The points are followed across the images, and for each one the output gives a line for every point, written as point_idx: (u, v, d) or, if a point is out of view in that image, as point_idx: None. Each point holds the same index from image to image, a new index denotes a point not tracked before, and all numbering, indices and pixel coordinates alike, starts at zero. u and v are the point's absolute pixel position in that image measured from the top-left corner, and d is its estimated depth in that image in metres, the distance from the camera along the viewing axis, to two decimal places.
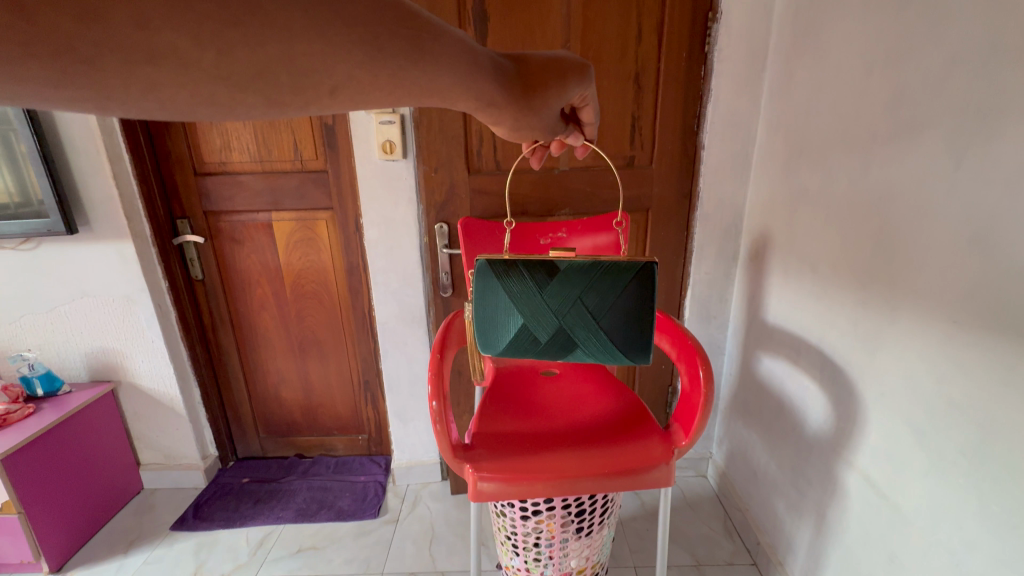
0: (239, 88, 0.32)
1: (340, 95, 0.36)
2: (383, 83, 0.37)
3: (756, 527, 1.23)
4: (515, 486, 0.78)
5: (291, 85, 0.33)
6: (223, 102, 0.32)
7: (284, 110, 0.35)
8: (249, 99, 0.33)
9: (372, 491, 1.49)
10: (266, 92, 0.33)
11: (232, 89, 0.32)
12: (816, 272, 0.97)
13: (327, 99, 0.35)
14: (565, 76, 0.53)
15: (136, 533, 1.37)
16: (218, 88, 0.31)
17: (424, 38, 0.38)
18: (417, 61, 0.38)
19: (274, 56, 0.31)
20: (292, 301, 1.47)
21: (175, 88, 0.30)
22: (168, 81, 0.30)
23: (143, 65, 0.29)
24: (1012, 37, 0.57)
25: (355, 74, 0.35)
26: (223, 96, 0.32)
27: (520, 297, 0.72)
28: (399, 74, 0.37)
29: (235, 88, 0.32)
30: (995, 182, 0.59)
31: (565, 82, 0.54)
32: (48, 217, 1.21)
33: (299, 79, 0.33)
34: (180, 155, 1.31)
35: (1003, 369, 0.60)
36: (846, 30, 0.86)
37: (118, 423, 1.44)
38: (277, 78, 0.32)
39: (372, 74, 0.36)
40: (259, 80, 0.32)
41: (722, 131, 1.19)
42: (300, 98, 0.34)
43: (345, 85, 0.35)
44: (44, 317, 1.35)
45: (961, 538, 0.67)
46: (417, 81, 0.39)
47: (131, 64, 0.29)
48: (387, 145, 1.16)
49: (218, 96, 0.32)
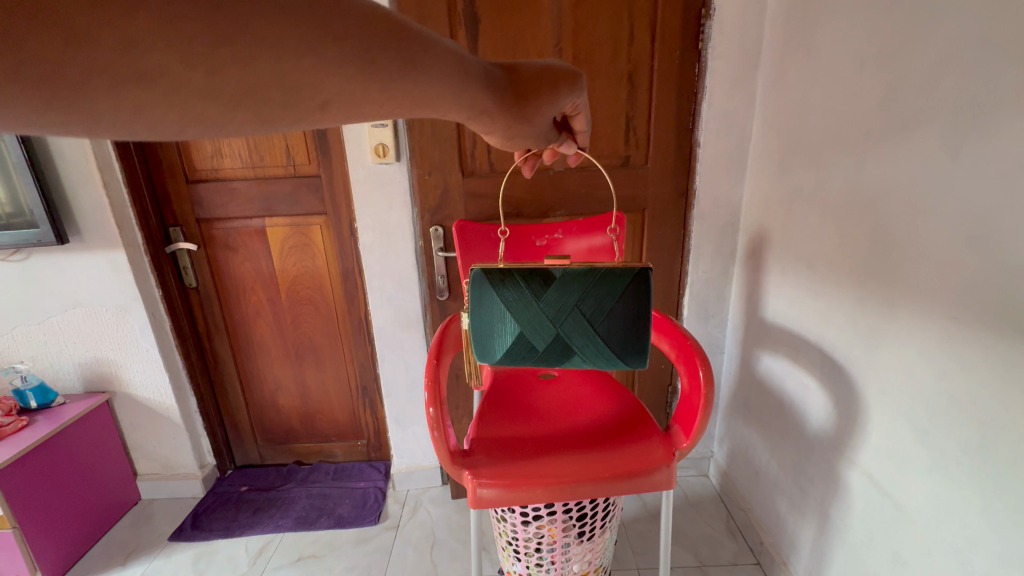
0: (230, 105, 0.31)
1: (332, 109, 0.34)
2: (374, 97, 0.35)
3: (759, 526, 1.22)
4: (514, 492, 0.76)
5: (282, 101, 0.32)
6: (214, 120, 0.31)
7: (275, 125, 0.33)
8: (239, 117, 0.32)
9: (372, 497, 1.48)
10: (257, 108, 0.31)
11: (223, 107, 0.30)
12: (814, 269, 0.96)
13: (319, 113, 0.34)
14: (557, 82, 0.53)
15: (134, 545, 1.36)
16: (208, 106, 0.30)
17: (416, 49, 0.36)
18: (408, 73, 0.36)
19: (264, 73, 0.30)
20: (287, 307, 1.46)
21: (165, 109, 0.29)
22: (157, 102, 0.28)
23: (132, 87, 0.27)
24: (1005, 33, 0.56)
25: (347, 88, 0.34)
26: (214, 115, 0.31)
27: (516, 305, 0.72)
28: (391, 87, 0.36)
29: (225, 106, 0.30)
30: (992, 178, 0.59)
31: (557, 91, 0.53)
32: (38, 228, 1.19)
33: (291, 95, 0.32)
34: (171, 162, 1.30)
35: (1002, 368, 0.59)
36: (840, 27, 0.85)
37: (113, 433, 1.42)
38: (267, 94, 0.31)
39: (365, 88, 0.34)
40: (250, 97, 0.31)
41: (717, 129, 1.18)
42: (292, 113, 0.33)
43: (337, 100, 0.34)
44: (37, 328, 1.33)
45: (966, 537, 0.66)
46: (409, 94, 0.37)
47: (118, 86, 0.27)
48: (380, 148, 1.15)
49: (209, 114, 0.30)
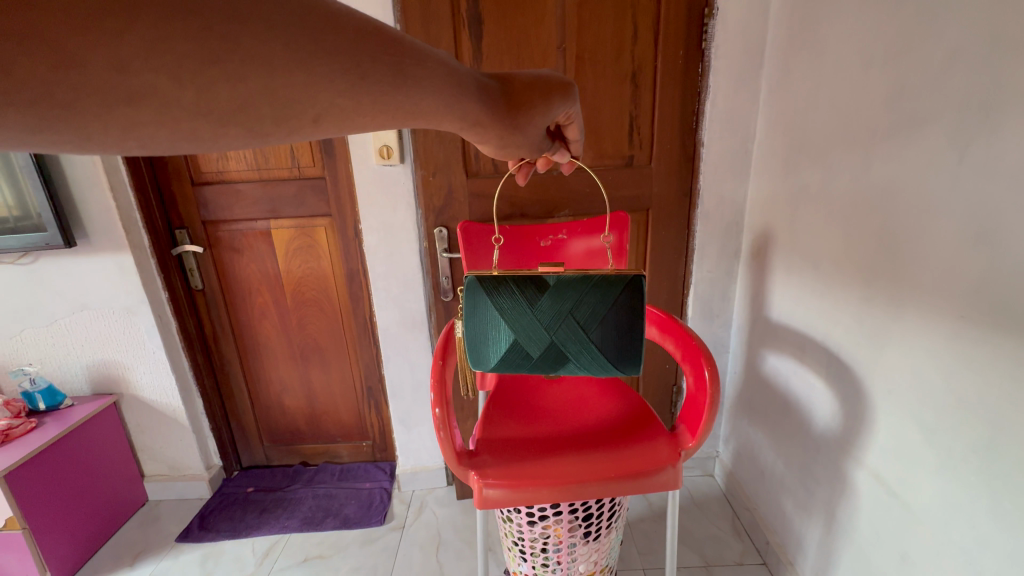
0: (221, 122, 0.30)
1: (323, 123, 0.34)
2: (366, 109, 0.35)
3: (765, 526, 1.22)
4: (521, 492, 0.76)
5: (273, 115, 0.32)
6: (205, 137, 0.31)
7: (266, 139, 0.33)
8: (231, 133, 0.31)
9: (378, 498, 1.48)
10: (249, 124, 0.31)
11: (214, 123, 0.30)
12: (820, 269, 0.96)
13: (310, 127, 0.34)
14: (550, 94, 0.52)
15: (142, 546, 1.37)
16: (198, 122, 0.30)
17: (408, 62, 0.36)
18: (400, 86, 0.36)
19: (255, 91, 0.30)
20: (292, 308, 1.46)
21: (155, 127, 0.29)
22: (148, 120, 0.28)
23: (122, 106, 0.27)
24: (1012, 31, 0.56)
25: (338, 101, 0.34)
26: (204, 132, 0.30)
27: (510, 313, 0.72)
28: (382, 100, 0.36)
29: (216, 123, 0.30)
30: (1001, 177, 0.59)
31: (550, 102, 0.53)
32: (46, 231, 1.20)
33: (282, 110, 0.32)
34: (178, 166, 1.31)
35: (1010, 368, 0.59)
36: (846, 25, 0.85)
37: (121, 435, 1.43)
38: (259, 110, 0.31)
39: (356, 101, 0.34)
40: (241, 113, 0.30)
41: (721, 129, 1.18)
42: (284, 128, 0.33)
43: (329, 113, 0.34)
44: (45, 331, 1.35)
45: (975, 537, 0.66)
46: (400, 106, 0.37)
47: (108, 106, 0.27)
48: (384, 150, 1.15)
49: (200, 131, 0.30)
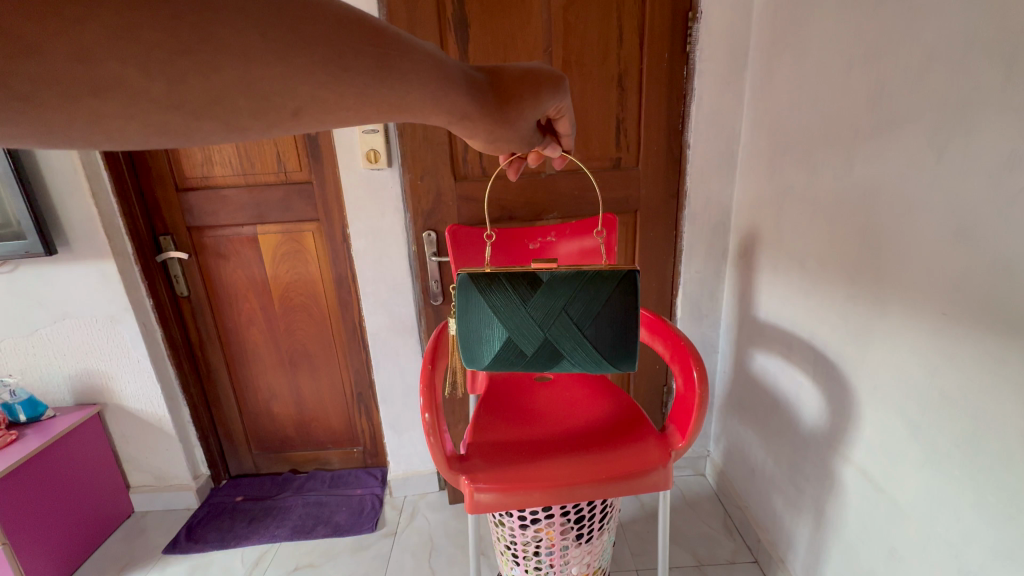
0: (195, 115, 0.30)
1: (305, 116, 0.34)
2: (349, 102, 0.35)
3: (756, 524, 1.23)
4: (513, 495, 0.76)
5: (251, 109, 0.31)
6: (177, 130, 0.30)
7: (245, 132, 0.32)
8: (206, 126, 0.30)
9: (369, 505, 1.47)
10: (225, 116, 0.30)
11: (188, 117, 0.29)
12: (805, 268, 0.97)
13: (291, 120, 0.33)
14: (541, 86, 0.52)
15: (127, 558, 1.34)
16: (169, 116, 0.29)
17: (391, 55, 0.36)
18: (386, 78, 0.36)
19: (231, 83, 0.29)
20: (280, 314, 1.45)
21: (125, 119, 0.28)
22: (116, 112, 0.28)
23: (86, 97, 0.27)
24: (989, 32, 0.57)
25: (321, 94, 0.33)
26: (179, 125, 0.30)
27: (503, 310, 0.71)
28: (367, 92, 0.35)
29: (191, 115, 0.29)
30: (979, 175, 0.60)
31: (541, 94, 0.52)
32: (26, 239, 1.17)
33: (260, 104, 0.31)
34: (161, 171, 1.30)
35: (992, 362, 0.60)
36: (827, 29, 0.86)
37: (104, 446, 1.40)
38: (235, 103, 0.30)
39: (338, 94, 0.34)
40: (215, 106, 0.30)
41: (707, 130, 1.19)
42: (263, 122, 0.32)
43: (309, 106, 0.33)
44: (26, 341, 1.32)
45: (959, 530, 0.67)
46: (385, 99, 0.37)
47: (71, 96, 0.26)
48: (371, 154, 1.15)
49: (172, 125, 0.29)
